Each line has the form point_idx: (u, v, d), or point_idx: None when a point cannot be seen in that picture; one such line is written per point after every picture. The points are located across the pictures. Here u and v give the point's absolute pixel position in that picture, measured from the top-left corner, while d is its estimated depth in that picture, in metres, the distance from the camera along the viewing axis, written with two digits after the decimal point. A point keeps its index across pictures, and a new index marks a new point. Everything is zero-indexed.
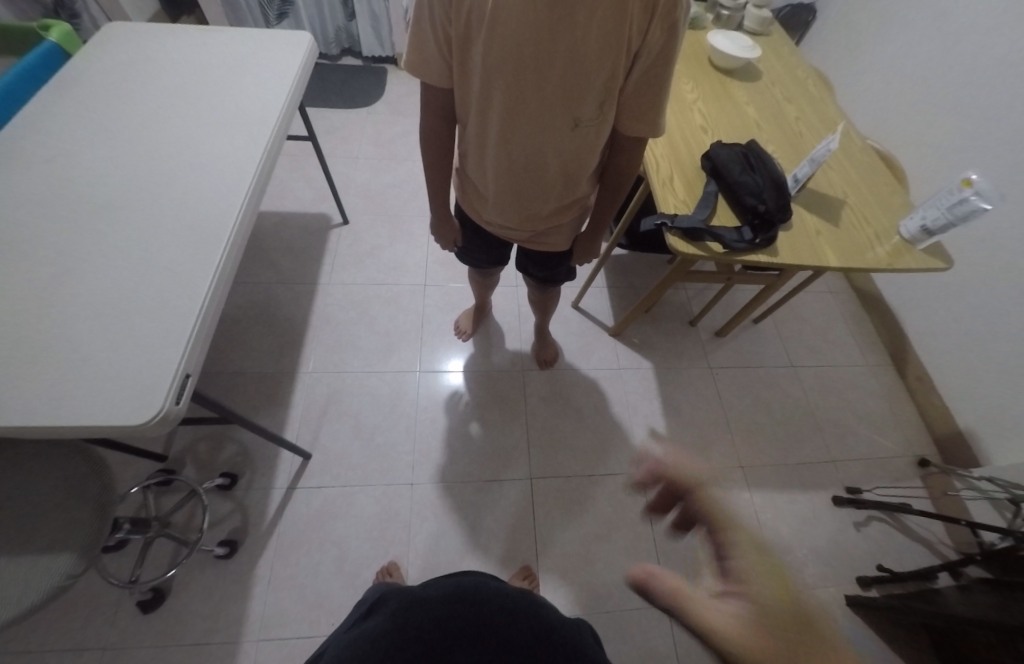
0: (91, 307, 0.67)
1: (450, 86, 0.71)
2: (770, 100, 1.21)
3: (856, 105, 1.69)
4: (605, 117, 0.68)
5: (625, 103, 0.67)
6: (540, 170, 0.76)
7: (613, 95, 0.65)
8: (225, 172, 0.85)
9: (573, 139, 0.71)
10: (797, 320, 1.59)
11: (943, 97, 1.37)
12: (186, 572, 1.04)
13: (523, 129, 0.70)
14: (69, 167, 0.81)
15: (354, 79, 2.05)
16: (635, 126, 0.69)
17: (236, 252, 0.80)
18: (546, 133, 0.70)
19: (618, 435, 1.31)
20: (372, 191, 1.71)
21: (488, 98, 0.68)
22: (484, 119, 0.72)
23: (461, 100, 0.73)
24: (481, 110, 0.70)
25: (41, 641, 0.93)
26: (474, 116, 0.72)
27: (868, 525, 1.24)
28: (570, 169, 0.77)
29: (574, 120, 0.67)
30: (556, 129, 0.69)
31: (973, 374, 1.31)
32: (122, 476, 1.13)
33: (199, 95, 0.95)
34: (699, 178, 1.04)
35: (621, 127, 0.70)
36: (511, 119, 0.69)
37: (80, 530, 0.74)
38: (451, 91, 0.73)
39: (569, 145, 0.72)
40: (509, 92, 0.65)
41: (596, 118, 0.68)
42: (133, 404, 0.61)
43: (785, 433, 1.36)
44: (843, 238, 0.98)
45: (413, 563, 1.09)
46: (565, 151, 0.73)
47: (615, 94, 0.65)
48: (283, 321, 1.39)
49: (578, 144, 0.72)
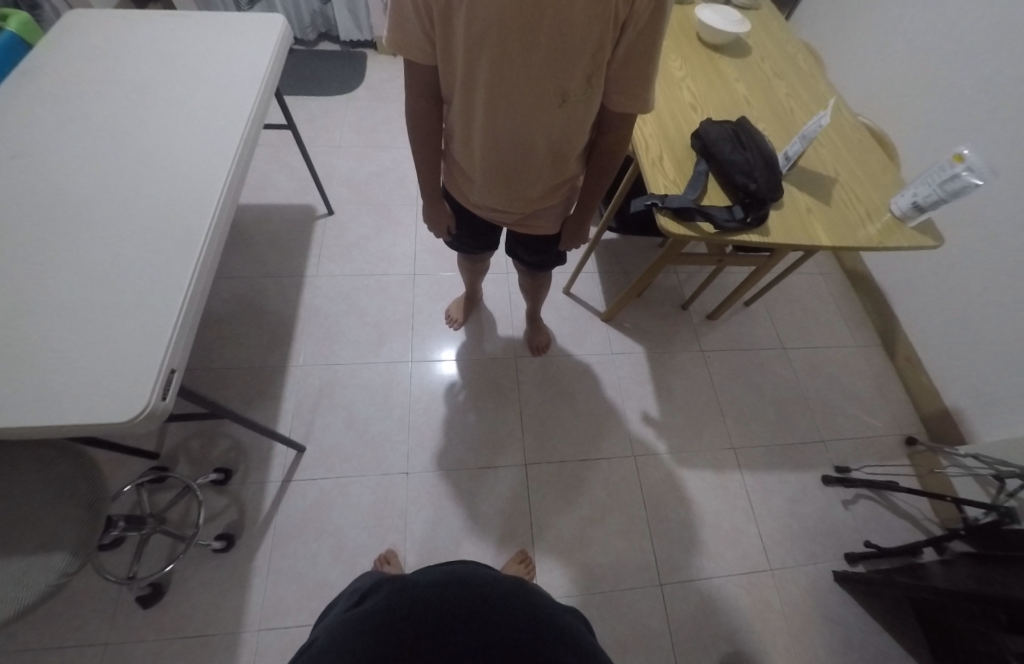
0: (69, 303, 0.66)
1: (434, 64, 0.68)
2: (761, 76, 1.18)
3: (845, 81, 1.66)
4: (593, 93, 0.66)
5: (613, 78, 0.65)
6: (528, 149, 0.74)
7: (601, 69, 0.63)
8: (201, 161, 0.83)
9: (560, 117, 0.69)
10: (789, 300, 1.59)
11: (933, 70, 1.34)
12: (184, 567, 1.04)
13: (510, 106, 0.67)
14: (37, 162, 0.78)
15: (334, 64, 1.99)
16: (625, 101, 0.67)
17: (216, 243, 0.78)
18: (532, 111, 0.67)
19: (611, 419, 1.32)
20: (356, 180, 1.67)
21: (473, 74, 0.65)
22: (470, 97, 0.69)
23: (445, 77, 0.70)
24: (466, 87, 0.68)
25: (43, 639, 0.94)
26: (459, 95, 0.70)
27: (856, 503, 1.27)
28: (559, 148, 0.75)
29: (561, 96, 0.65)
30: (544, 105, 0.67)
31: (961, 351, 1.32)
32: (115, 474, 1.13)
33: (171, 83, 0.92)
34: (689, 157, 1.02)
35: (610, 102, 0.68)
36: (497, 95, 0.66)
37: (73, 528, 0.74)
38: (435, 68, 0.70)
39: (557, 122, 0.70)
40: (494, 68, 0.62)
41: (584, 93, 0.65)
42: (118, 400, 0.60)
43: (776, 415, 1.38)
44: (834, 216, 0.96)
45: (410, 550, 1.10)
46: (552, 129, 0.71)
47: (603, 67, 0.62)
48: (270, 315, 1.37)
49: (567, 121, 0.70)
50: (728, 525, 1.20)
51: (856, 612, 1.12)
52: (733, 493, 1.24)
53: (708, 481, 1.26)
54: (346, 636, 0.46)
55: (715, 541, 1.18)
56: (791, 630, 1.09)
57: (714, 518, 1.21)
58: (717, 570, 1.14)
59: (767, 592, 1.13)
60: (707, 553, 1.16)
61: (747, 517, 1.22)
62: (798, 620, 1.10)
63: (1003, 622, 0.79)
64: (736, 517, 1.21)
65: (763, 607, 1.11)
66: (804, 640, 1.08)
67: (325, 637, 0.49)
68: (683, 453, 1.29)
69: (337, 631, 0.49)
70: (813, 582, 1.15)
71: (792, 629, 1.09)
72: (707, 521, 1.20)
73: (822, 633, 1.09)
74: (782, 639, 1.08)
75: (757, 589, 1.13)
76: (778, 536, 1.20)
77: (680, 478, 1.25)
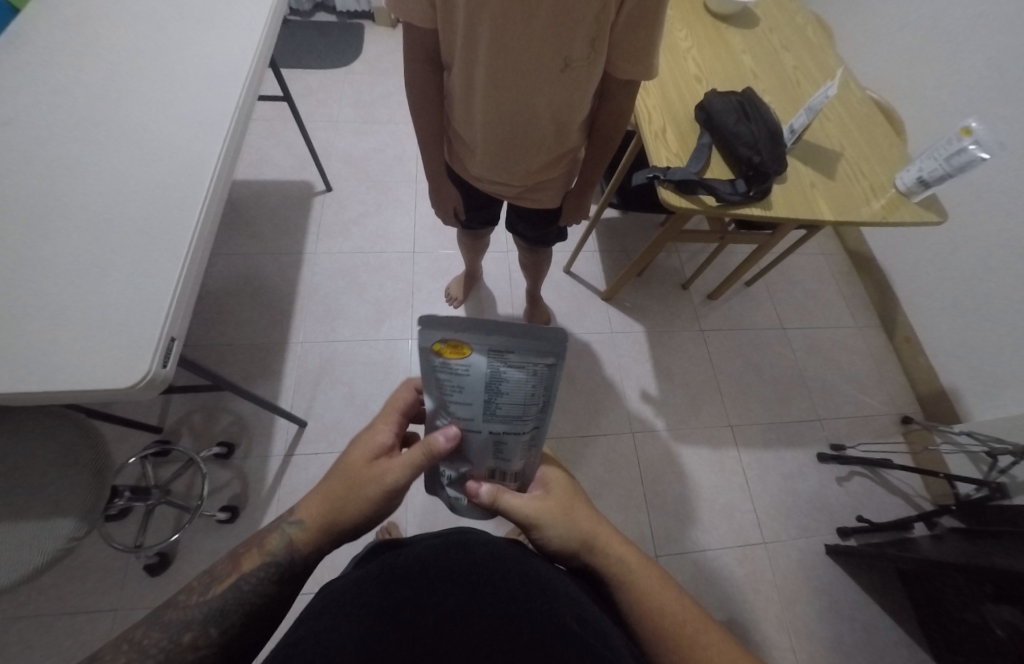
0: (66, 272, 0.65)
1: (433, 27, 0.67)
2: (768, 47, 1.15)
3: (855, 55, 1.61)
4: (596, 58, 0.64)
5: (617, 40, 0.63)
6: (530, 118, 0.73)
7: (604, 31, 0.61)
8: (196, 129, 0.81)
9: (563, 83, 0.67)
10: (790, 281, 1.59)
11: (945, 42, 1.31)
12: (190, 537, 1.07)
13: (511, 71, 0.66)
14: (28, 129, 0.77)
15: (331, 37, 1.94)
16: (628, 66, 0.66)
17: (214, 213, 0.77)
18: (534, 76, 0.66)
19: (610, 397, 1.33)
20: (355, 156, 1.65)
21: (474, 37, 0.63)
22: (471, 63, 0.68)
23: (445, 41, 0.69)
24: (466, 52, 0.67)
25: (53, 604, 0.97)
26: (460, 60, 0.68)
27: (850, 479, 1.29)
28: (561, 117, 0.74)
29: (564, 61, 0.64)
30: (547, 69, 0.65)
31: (961, 331, 1.33)
32: (118, 447, 1.14)
33: (163, 49, 0.89)
34: (693, 129, 1.00)
35: (613, 68, 0.67)
36: (497, 61, 0.65)
37: (78, 494, 0.75)
38: (435, 31, 0.68)
39: (559, 89, 0.68)
40: (496, 30, 0.61)
41: (587, 57, 0.64)
42: (119, 367, 0.60)
43: (774, 393, 1.39)
44: (838, 191, 0.96)
45: (411, 522, 1.13)
46: (555, 97, 0.70)
47: (606, 30, 0.61)
48: (269, 292, 1.37)
49: (570, 88, 0.68)
50: (723, 501, 1.22)
51: (847, 585, 1.15)
52: (729, 469, 1.26)
53: (706, 458, 1.27)
54: (336, 605, 0.47)
55: (710, 515, 1.20)
56: (780, 600, 1.12)
57: (710, 493, 1.23)
58: (713, 543, 1.16)
59: (760, 564, 1.16)
60: (702, 527, 1.18)
61: (742, 493, 1.24)
62: (788, 591, 1.13)
63: (989, 591, 0.81)
64: (731, 492, 1.23)
65: (756, 579, 1.14)
66: (796, 610, 1.11)
67: (315, 605, 0.50)
68: (681, 430, 1.30)
69: (331, 596, 0.50)
70: (805, 556, 1.18)
71: (782, 599, 1.12)
72: (703, 496, 1.22)
73: (814, 604, 1.12)
74: (774, 610, 1.11)
75: (750, 562, 1.15)
76: (772, 510, 1.22)
77: (677, 454, 1.27)
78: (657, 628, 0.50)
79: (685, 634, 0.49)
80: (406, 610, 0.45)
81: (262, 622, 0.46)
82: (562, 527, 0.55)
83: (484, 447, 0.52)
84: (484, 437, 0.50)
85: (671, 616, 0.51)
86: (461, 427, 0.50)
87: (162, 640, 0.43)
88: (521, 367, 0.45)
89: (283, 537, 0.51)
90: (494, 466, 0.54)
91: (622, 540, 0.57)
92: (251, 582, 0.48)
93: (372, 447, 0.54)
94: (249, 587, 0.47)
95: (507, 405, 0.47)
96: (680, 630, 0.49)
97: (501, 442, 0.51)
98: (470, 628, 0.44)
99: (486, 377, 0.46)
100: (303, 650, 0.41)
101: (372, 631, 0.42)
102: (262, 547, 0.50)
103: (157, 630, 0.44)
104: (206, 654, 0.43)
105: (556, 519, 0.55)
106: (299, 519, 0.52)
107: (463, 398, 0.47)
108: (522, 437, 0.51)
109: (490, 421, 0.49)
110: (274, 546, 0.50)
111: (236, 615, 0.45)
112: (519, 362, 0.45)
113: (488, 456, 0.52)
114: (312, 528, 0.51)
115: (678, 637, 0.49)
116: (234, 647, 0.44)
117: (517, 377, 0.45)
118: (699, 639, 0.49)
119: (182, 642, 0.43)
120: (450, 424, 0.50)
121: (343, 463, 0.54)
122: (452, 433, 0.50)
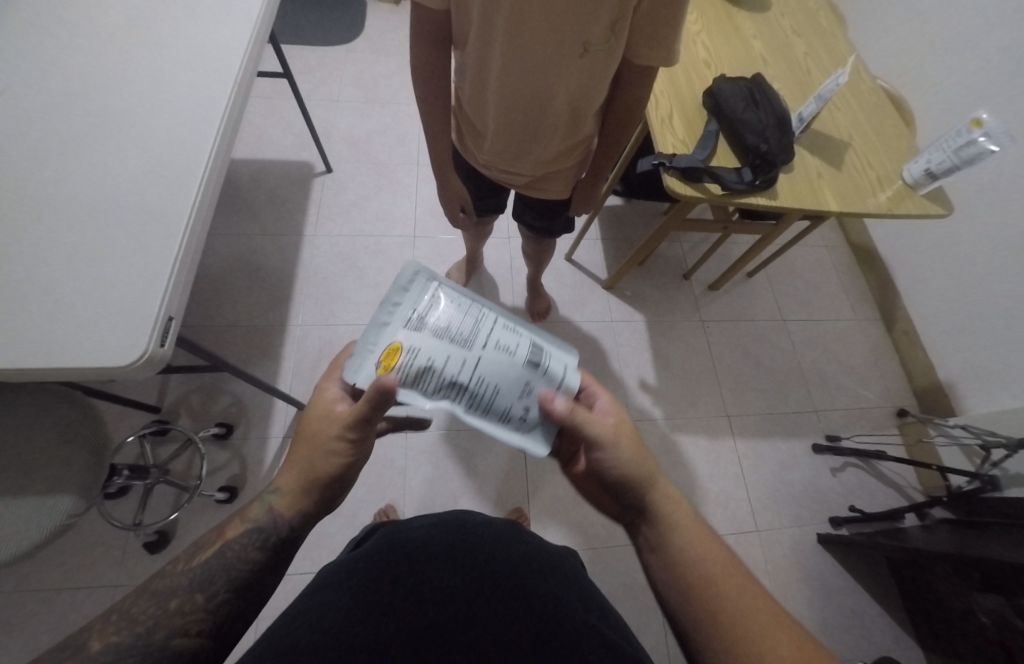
0: (64, 248, 0.64)
1: (446, 8, 0.66)
2: (779, 33, 1.13)
3: (866, 42, 1.58)
4: (615, 42, 0.63)
5: (638, 23, 0.61)
6: (544, 103, 0.71)
7: (626, 14, 0.59)
8: (193, 106, 0.79)
9: (580, 68, 0.66)
10: (792, 272, 1.58)
11: (959, 32, 1.29)
12: (189, 516, 1.07)
13: (527, 55, 0.64)
14: (23, 101, 0.75)
15: (332, 13, 1.90)
16: (647, 52, 0.64)
17: (212, 191, 0.76)
18: (551, 60, 0.65)
19: (609, 386, 1.33)
20: (356, 137, 1.62)
21: (490, 19, 0.62)
22: (485, 47, 0.66)
23: (460, 23, 0.68)
24: (482, 35, 0.65)
25: (55, 579, 0.98)
26: (473, 42, 0.67)
27: (844, 470, 1.30)
28: (577, 104, 0.72)
29: (582, 45, 0.62)
30: (563, 55, 0.64)
31: (960, 326, 1.33)
32: (117, 426, 1.14)
33: (160, 21, 0.87)
34: (700, 116, 0.99)
35: (632, 54, 0.65)
36: (513, 43, 0.63)
37: (77, 472, 0.76)
38: (447, 11, 0.67)
39: (577, 74, 0.66)
40: (512, 12, 0.59)
41: (605, 42, 0.62)
42: (116, 345, 0.60)
43: (772, 385, 1.39)
44: (845, 182, 0.95)
45: (409, 504, 1.14)
46: (571, 82, 0.68)
47: (628, 12, 0.59)
48: (268, 274, 1.36)
49: (587, 73, 0.67)
50: (718, 489, 1.23)
51: (837, 573, 1.17)
52: (725, 459, 1.27)
53: (702, 447, 1.28)
54: (336, 580, 0.49)
55: (706, 505, 1.21)
56: (772, 587, 1.14)
57: (705, 482, 1.24)
58: None
59: (752, 552, 1.18)
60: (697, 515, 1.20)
61: (736, 482, 1.25)
62: (779, 579, 1.15)
63: (977, 580, 0.84)
64: (726, 482, 1.25)
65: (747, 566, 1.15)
66: (786, 598, 1.13)
67: (318, 581, 0.52)
68: (678, 420, 1.31)
69: (335, 573, 0.52)
70: (797, 545, 1.19)
71: (773, 586, 1.14)
72: (698, 485, 1.23)
73: (804, 592, 1.14)
74: None
75: (743, 549, 1.17)
76: (766, 500, 1.24)
77: (675, 443, 1.28)
78: (693, 596, 0.46)
79: (734, 611, 0.44)
80: (403, 584, 0.48)
81: (247, 590, 0.47)
82: (621, 454, 0.51)
83: (504, 370, 0.45)
84: (492, 357, 0.45)
85: (707, 577, 0.46)
86: (469, 379, 0.45)
87: (151, 608, 0.43)
88: (425, 302, 0.48)
89: (263, 505, 0.50)
90: (538, 373, 0.47)
91: (680, 498, 0.52)
92: (235, 548, 0.48)
93: (326, 409, 0.50)
94: (231, 554, 0.48)
95: (460, 327, 0.47)
96: (726, 605, 0.44)
97: (501, 343, 0.46)
98: (461, 604, 0.46)
99: (426, 336, 0.46)
100: (305, 621, 0.43)
101: (368, 604, 0.44)
102: (244, 515, 0.50)
103: (148, 598, 0.43)
104: (192, 622, 0.43)
105: (619, 444, 0.51)
106: (277, 487, 0.51)
107: (438, 362, 0.45)
108: (502, 325, 0.48)
109: (472, 347, 0.46)
110: (255, 513, 0.50)
111: (223, 583, 0.46)
112: (422, 303, 0.49)
113: (520, 366, 0.46)
114: (292, 492, 0.50)
115: (723, 614, 0.44)
116: (225, 614, 0.45)
117: (432, 308, 0.48)
118: (742, 619, 0.43)
119: (169, 607, 0.43)
120: (410, 355, 0.46)
121: (301, 434, 0.51)
122: (425, 351, 0.45)
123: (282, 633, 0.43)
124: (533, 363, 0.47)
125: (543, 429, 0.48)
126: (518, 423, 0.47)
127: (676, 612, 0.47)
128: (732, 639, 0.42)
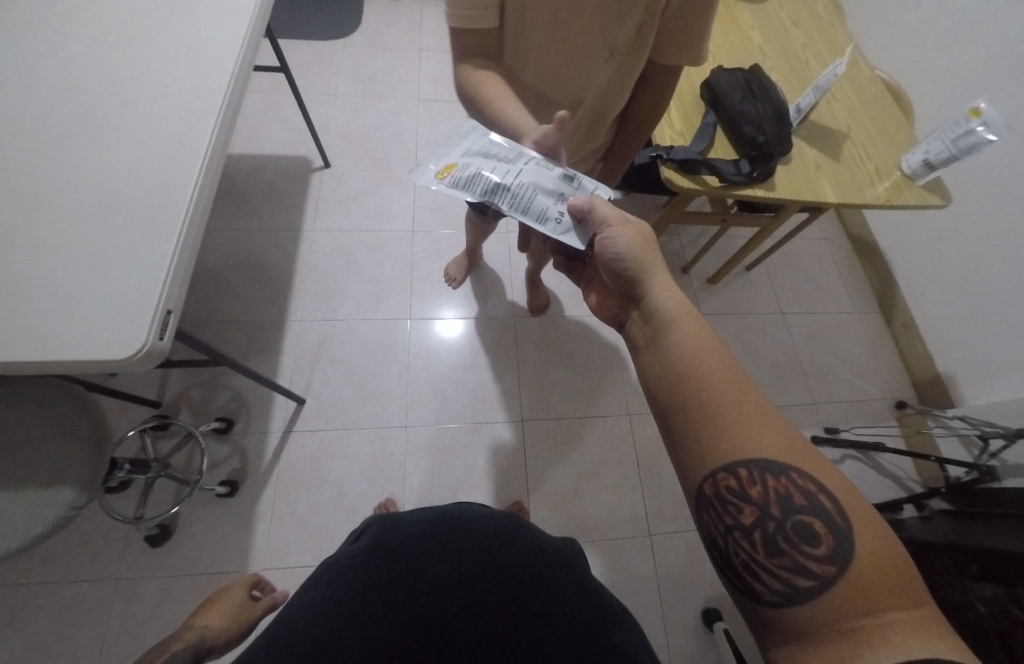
0: (61, 244, 0.64)
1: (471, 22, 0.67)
2: (777, 24, 1.13)
3: (866, 33, 1.57)
4: (641, 44, 0.64)
5: (666, 25, 0.62)
6: (569, 105, 0.72)
7: (653, 17, 0.60)
8: (191, 100, 0.79)
9: (606, 71, 0.67)
10: (791, 266, 1.58)
11: (958, 21, 1.28)
12: (190, 509, 1.08)
13: (554, 62, 0.65)
14: (21, 96, 0.75)
15: (329, 8, 1.89)
16: (675, 51, 0.65)
17: (209, 185, 0.76)
18: (577, 66, 0.65)
19: (608, 378, 1.34)
20: (354, 132, 1.62)
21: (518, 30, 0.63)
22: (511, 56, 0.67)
23: None
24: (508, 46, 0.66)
25: (57, 573, 0.98)
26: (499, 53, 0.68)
27: (843, 463, 1.30)
28: (601, 109, 0.74)
29: (609, 48, 0.63)
30: (591, 59, 0.65)
31: (959, 319, 1.33)
32: (117, 421, 1.15)
33: (156, 15, 0.87)
34: (697, 107, 0.99)
35: (660, 54, 0.66)
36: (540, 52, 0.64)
37: (76, 466, 0.76)
38: None
39: (603, 77, 0.67)
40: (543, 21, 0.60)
41: (632, 43, 0.63)
42: (116, 337, 0.60)
43: (771, 378, 1.39)
44: (842, 173, 0.95)
45: (409, 498, 1.15)
46: (597, 87, 0.69)
47: (655, 15, 0.60)
48: (267, 269, 1.36)
49: (612, 76, 0.68)
50: None
51: None
52: None
53: None
54: (327, 582, 0.49)
55: None
56: None
57: None
58: None
59: None
60: None
61: None
62: None
63: (973, 572, 0.83)
64: None
65: None
66: None
67: (310, 581, 0.52)
68: None
69: (325, 573, 0.51)
70: None
71: None
72: None
73: None
74: None
75: None
76: None
77: None
78: (680, 395, 0.47)
79: (723, 409, 0.45)
80: (392, 584, 0.48)
81: None
82: (626, 235, 0.54)
83: (542, 179, 0.56)
84: (531, 170, 0.57)
85: (706, 381, 0.47)
86: (513, 181, 0.56)
87: None
88: (476, 138, 0.62)
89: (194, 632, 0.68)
90: (571, 186, 0.57)
91: (684, 302, 0.53)
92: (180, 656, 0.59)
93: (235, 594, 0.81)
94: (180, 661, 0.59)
95: (506, 154, 0.59)
96: (715, 405, 0.45)
97: (539, 163, 0.58)
98: (449, 601, 0.47)
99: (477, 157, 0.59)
100: (301, 624, 0.43)
101: (357, 598, 0.46)
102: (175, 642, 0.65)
103: None
104: None
105: (623, 231, 0.54)
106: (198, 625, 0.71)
107: (486, 171, 0.57)
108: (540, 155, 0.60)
109: (516, 164, 0.58)
110: (185, 640, 0.66)
111: None
112: (473, 140, 0.62)
113: (555, 179, 0.57)
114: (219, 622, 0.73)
115: (712, 409, 0.45)
116: None
117: (480, 142, 0.62)
118: (737, 419, 0.44)
119: None
120: (465, 168, 0.58)
121: (211, 605, 0.77)
122: (475, 162, 0.58)
123: (275, 636, 0.43)
124: (567, 178, 0.58)
125: (576, 232, 0.56)
126: (555, 221, 0.55)
127: (663, 407, 0.49)
128: (717, 431, 0.44)
